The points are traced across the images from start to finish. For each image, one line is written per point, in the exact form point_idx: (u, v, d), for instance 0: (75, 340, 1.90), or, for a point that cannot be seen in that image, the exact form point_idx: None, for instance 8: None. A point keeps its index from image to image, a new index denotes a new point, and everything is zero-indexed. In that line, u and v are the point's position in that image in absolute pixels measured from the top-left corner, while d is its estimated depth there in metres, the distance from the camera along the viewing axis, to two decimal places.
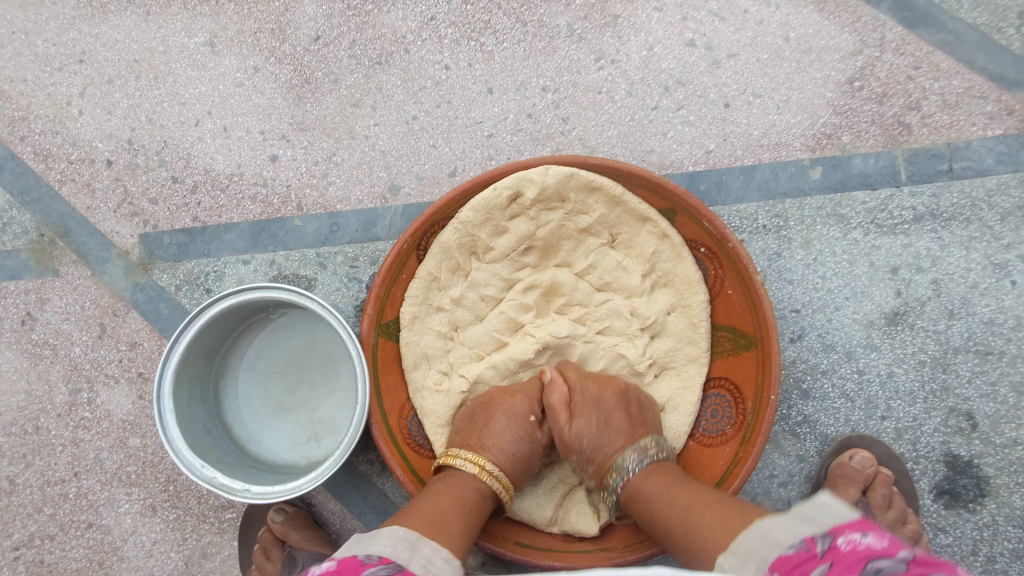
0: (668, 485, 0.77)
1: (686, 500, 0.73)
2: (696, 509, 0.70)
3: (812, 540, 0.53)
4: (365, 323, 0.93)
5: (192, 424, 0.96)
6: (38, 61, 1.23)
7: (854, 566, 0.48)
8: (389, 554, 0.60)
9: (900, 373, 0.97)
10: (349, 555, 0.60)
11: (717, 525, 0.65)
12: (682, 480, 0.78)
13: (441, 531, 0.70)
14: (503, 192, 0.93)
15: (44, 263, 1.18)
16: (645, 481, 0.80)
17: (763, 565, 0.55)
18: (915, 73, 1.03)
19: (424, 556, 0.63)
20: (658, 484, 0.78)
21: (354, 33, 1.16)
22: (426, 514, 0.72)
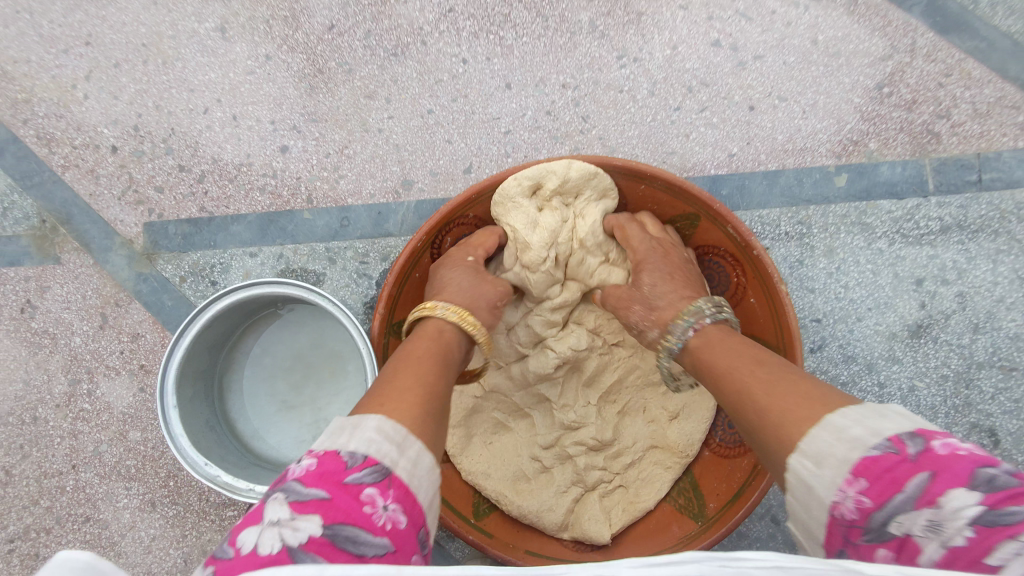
0: (734, 351, 0.67)
1: (751, 371, 0.62)
2: (757, 375, 0.61)
3: (900, 440, 0.47)
4: (376, 323, 0.90)
5: (195, 420, 0.94)
6: (43, 42, 1.20)
7: (961, 474, 0.43)
8: (375, 457, 0.49)
9: (922, 386, 0.95)
10: (329, 452, 0.48)
11: (794, 402, 0.55)
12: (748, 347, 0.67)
13: (411, 408, 0.56)
14: (525, 182, 0.89)
15: (44, 249, 1.15)
16: (717, 336, 0.71)
17: (845, 471, 0.48)
18: (946, 81, 1.00)
19: (410, 460, 0.51)
20: (722, 352, 0.68)
21: (369, 23, 1.13)
22: (394, 388, 0.58)
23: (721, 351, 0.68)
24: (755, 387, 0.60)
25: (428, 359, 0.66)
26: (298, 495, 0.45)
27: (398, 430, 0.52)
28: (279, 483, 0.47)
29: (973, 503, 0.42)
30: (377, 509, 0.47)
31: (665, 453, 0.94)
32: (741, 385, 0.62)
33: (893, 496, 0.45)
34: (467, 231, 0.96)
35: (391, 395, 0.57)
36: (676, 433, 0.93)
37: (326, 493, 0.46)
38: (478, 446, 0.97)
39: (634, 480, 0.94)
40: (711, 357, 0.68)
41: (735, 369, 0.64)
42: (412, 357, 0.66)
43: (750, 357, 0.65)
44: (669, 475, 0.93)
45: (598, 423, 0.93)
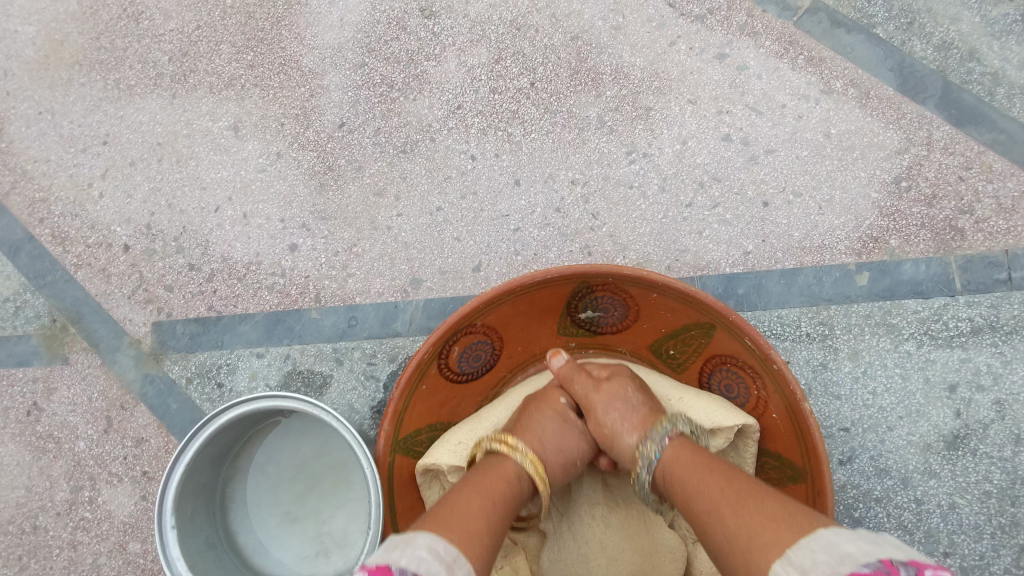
0: (697, 468, 0.69)
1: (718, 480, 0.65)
2: (715, 503, 0.63)
3: (892, 564, 0.47)
4: (381, 441, 0.87)
5: (194, 539, 0.91)
6: (62, 141, 1.22)
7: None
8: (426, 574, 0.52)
9: (963, 503, 0.89)
10: (381, 565, 0.52)
11: (761, 522, 0.57)
12: (716, 463, 0.69)
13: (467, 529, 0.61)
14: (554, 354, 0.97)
15: (54, 349, 1.15)
16: (684, 453, 0.72)
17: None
18: (966, 174, 0.98)
19: None
20: (687, 470, 0.70)
21: (379, 121, 1.14)
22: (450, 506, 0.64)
23: (680, 471, 0.70)
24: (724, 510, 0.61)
25: (504, 485, 0.72)
26: None
27: (448, 549, 0.57)
28: None
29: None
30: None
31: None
32: (708, 505, 0.63)
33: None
34: (475, 339, 0.93)
35: (451, 517, 0.62)
36: (699, 562, 0.85)
37: None
38: None
39: None
40: (674, 470, 0.71)
41: (704, 497, 0.65)
42: (485, 492, 0.69)
43: (710, 466, 0.68)
44: None
45: None
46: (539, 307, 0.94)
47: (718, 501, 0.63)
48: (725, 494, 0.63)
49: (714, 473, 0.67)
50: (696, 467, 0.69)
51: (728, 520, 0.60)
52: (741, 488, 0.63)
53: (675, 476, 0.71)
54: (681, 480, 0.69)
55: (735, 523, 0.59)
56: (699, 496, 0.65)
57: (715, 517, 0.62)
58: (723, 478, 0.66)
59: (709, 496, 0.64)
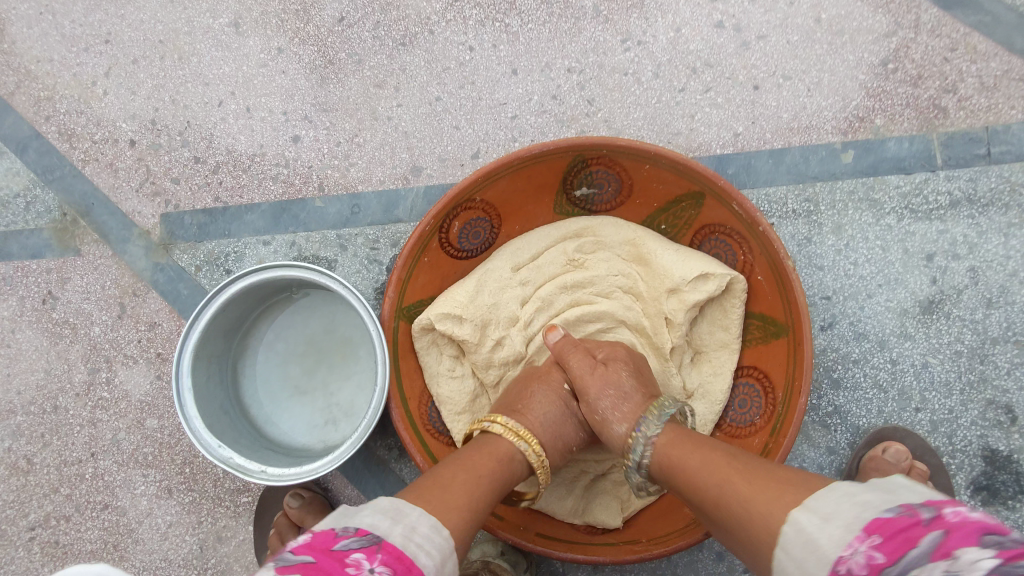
0: (693, 452, 0.69)
1: (724, 466, 0.64)
2: (722, 479, 0.63)
3: (912, 507, 0.48)
4: (386, 306, 0.92)
5: (209, 402, 0.96)
6: (64, 41, 1.24)
7: (973, 534, 0.44)
8: (365, 528, 0.54)
9: (935, 362, 0.95)
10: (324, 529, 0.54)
11: (767, 491, 0.58)
12: (711, 445, 0.69)
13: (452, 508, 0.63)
14: (552, 235, 0.99)
15: (65, 242, 1.18)
16: (678, 441, 0.72)
17: (855, 528, 0.49)
18: (952, 56, 1.01)
19: (404, 526, 0.56)
20: (685, 453, 0.70)
21: (377, 14, 1.16)
22: (441, 484, 0.66)
23: (679, 455, 0.70)
24: (733, 477, 0.62)
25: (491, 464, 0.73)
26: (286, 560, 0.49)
27: (400, 503, 0.59)
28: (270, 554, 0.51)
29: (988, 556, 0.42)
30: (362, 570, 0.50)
31: None
32: (715, 482, 0.63)
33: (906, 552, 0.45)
34: (474, 215, 0.97)
35: (427, 490, 0.65)
36: (685, 414, 0.94)
37: (313, 557, 0.50)
38: None
39: None
40: (674, 459, 0.70)
41: (713, 469, 0.65)
42: (469, 469, 0.71)
43: (704, 453, 0.68)
44: None
45: None
46: (535, 186, 0.98)
47: (733, 475, 0.62)
48: (727, 467, 0.64)
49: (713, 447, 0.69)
50: (690, 448, 0.70)
51: (740, 489, 0.60)
52: (746, 462, 0.64)
53: (674, 457, 0.71)
54: (684, 461, 0.69)
55: (743, 489, 0.60)
56: (702, 473, 0.65)
57: (732, 489, 0.61)
58: (726, 455, 0.66)
59: (716, 483, 0.63)
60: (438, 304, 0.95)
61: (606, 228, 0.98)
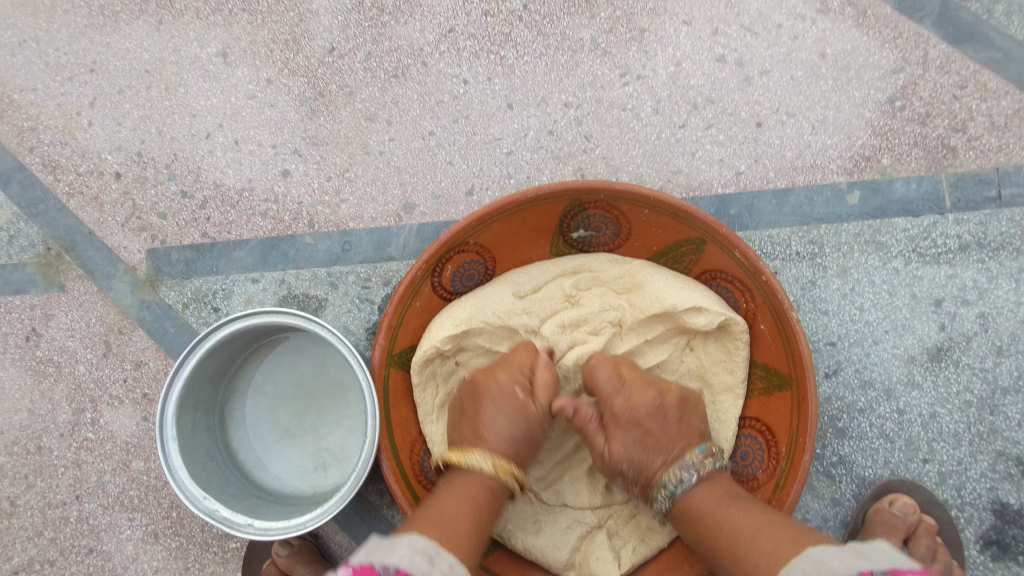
0: (729, 507, 0.77)
1: (751, 527, 0.73)
2: (750, 538, 0.71)
3: (882, 574, 0.57)
4: (377, 355, 0.88)
5: (195, 451, 0.93)
6: (49, 69, 1.20)
7: None
8: (406, 567, 0.62)
9: (943, 413, 0.92)
10: (364, 563, 0.61)
11: (780, 549, 0.67)
12: (743, 505, 0.77)
13: (453, 536, 0.72)
14: (549, 272, 0.96)
15: (49, 277, 1.15)
16: (712, 498, 0.80)
17: None
18: (961, 93, 0.97)
19: (441, 570, 0.65)
20: (717, 505, 0.78)
21: (369, 45, 1.13)
22: (439, 513, 0.75)
23: (711, 503, 0.79)
24: (744, 540, 0.72)
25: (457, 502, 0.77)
26: None
27: (426, 544, 0.67)
28: None
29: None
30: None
31: None
32: (738, 543, 0.72)
33: None
34: (468, 258, 0.94)
35: (432, 524, 0.73)
36: None
37: None
38: None
39: (648, 513, 0.90)
40: (702, 504, 0.79)
41: (734, 544, 0.73)
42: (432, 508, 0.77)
43: (734, 510, 0.76)
44: None
45: (610, 441, 0.91)
46: (531, 227, 0.94)
47: (754, 548, 0.70)
48: (756, 531, 0.72)
49: (736, 504, 0.78)
50: (720, 502, 0.78)
51: (756, 561, 0.69)
52: (753, 524, 0.73)
53: (703, 507, 0.79)
54: (715, 513, 0.77)
55: (758, 555, 0.69)
56: (733, 535, 0.73)
57: (749, 562, 0.70)
58: (756, 525, 0.73)
59: (737, 532, 0.73)
60: (431, 330, 0.93)
61: (603, 267, 0.95)
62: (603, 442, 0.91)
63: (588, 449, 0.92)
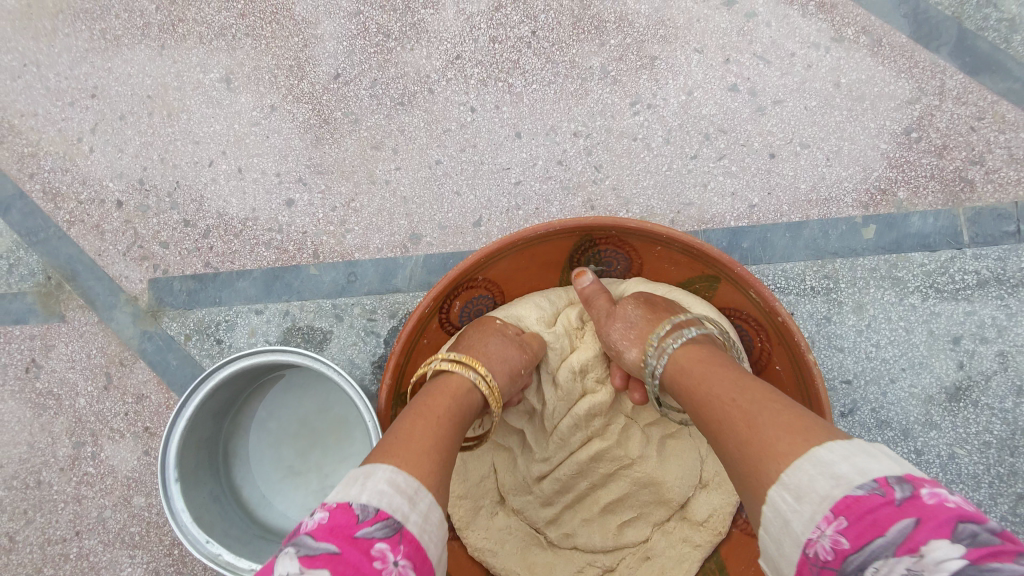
0: (719, 373, 0.67)
1: (737, 399, 0.61)
2: (742, 408, 0.60)
3: (888, 483, 0.46)
4: (383, 395, 0.86)
5: (198, 492, 0.91)
6: (49, 94, 1.19)
7: (944, 526, 0.42)
8: (386, 510, 0.52)
9: (963, 453, 0.90)
10: (340, 505, 0.52)
11: (776, 431, 0.55)
12: (728, 371, 0.66)
13: (420, 456, 0.60)
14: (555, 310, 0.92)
15: (49, 307, 1.13)
16: (689, 363, 0.72)
17: (824, 507, 0.47)
18: (979, 125, 0.96)
19: (421, 513, 0.54)
20: (706, 373, 0.68)
21: (375, 71, 1.11)
22: (403, 437, 0.62)
23: (697, 377, 0.69)
24: (733, 416, 0.60)
25: (451, 402, 0.72)
26: (310, 549, 0.48)
27: (409, 481, 0.55)
28: (293, 536, 0.50)
29: (956, 556, 0.40)
30: (387, 564, 0.49)
31: (694, 529, 0.88)
32: (723, 417, 0.61)
33: (872, 540, 0.44)
34: (476, 293, 0.92)
35: (400, 445, 0.61)
36: (697, 505, 0.89)
37: (336, 547, 0.48)
38: (488, 522, 0.90)
39: (660, 555, 0.88)
40: (691, 375, 0.70)
41: (719, 407, 0.62)
42: (428, 411, 0.68)
43: (730, 376, 0.65)
44: (699, 553, 0.87)
45: (622, 487, 0.88)
46: (540, 262, 0.92)
47: (736, 418, 0.59)
48: (740, 402, 0.61)
49: (724, 376, 0.65)
50: (705, 372, 0.68)
51: (740, 432, 0.58)
52: (752, 398, 0.60)
53: (690, 377, 0.70)
54: (700, 384, 0.67)
55: (744, 434, 0.58)
56: (720, 401, 0.63)
57: (732, 440, 0.59)
58: (753, 389, 0.62)
59: (726, 405, 0.62)
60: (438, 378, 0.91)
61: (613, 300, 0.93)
62: (615, 484, 0.89)
63: (599, 491, 0.89)
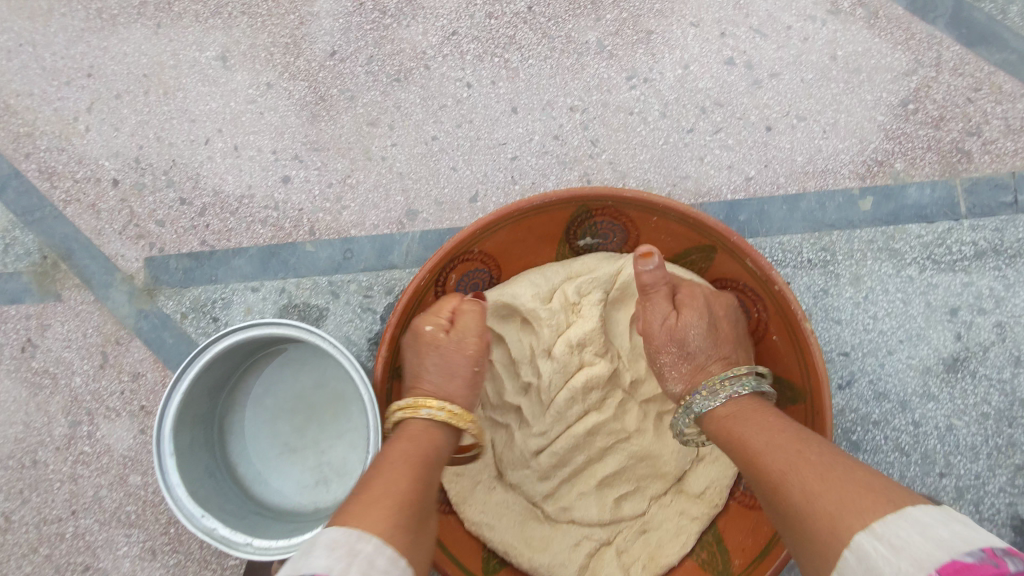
0: (775, 433, 0.68)
1: (809, 465, 0.62)
2: (789, 475, 0.62)
3: (999, 555, 0.45)
4: (379, 367, 0.85)
5: (194, 467, 0.91)
6: (45, 74, 1.18)
7: None
8: (324, 570, 0.52)
9: (960, 425, 0.90)
10: None
11: (848, 502, 0.56)
12: (785, 430, 0.68)
13: (374, 504, 0.62)
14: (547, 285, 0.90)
15: (46, 286, 1.13)
16: (743, 415, 0.73)
17: (927, 567, 0.47)
18: (976, 96, 0.95)
19: (363, 557, 0.55)
20: (755, 433, 0.69)
21: (371, 48, 1.10)
22: (363, 491, 0.65)
23: (753, 428, 0.70)
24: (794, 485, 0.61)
25: (411, 444, 0.74)
26: None
27: (348, 533, 0.57)
28: None
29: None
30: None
31: (691, 502, 0.88)
32: (776, 480, 0.63)
33: None
34: (473, 267, 0.92)
35: (367, 497, 0.64)
36: (694, 478, 0.89)
37: None
38: (486, 496, 0.91)
39: (657, 528, 0.88)
40: (741, 431, 0.71)
41: (777, 460, 0.65)
42: (401, 457, 0.71)
43: (792, 440, 0.66)
44: (696, 526, 0.87)
45: (621, 460, 0.88)
46: (537, 234, 0.92)
47: (804, 479, 0.61)
48: (805, 466, 0.62)
49: (773, 436, 0.68)
50: (764, 429, 0.70)
51: (804, 500, 0.59)
52: (813, 463, 0.62)
53: (739, 436, 0.71)
54: (755, 436, 0.69)
55: (807, 492, 0.60)
56: (772, 459, 0.65)
57: (794, 498, 0.61)
58: (801, 446, 0.65)
59: (788, 468, 0.63)
60: None
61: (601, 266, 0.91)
62: (613, 457, 0.88)
63: (597, 464, 0.89)
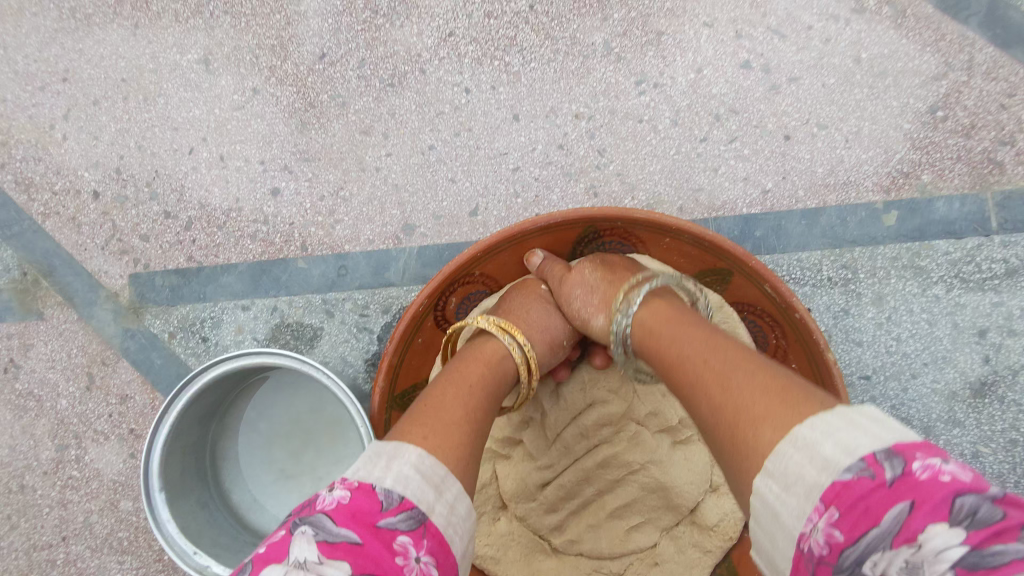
0: (686, 334, 0.63)
1: (717, 385, 0.54)
2: (701, 386, 0.56)
3: (876, 461, 0.40)
4: (376, 398, 0.81)
5: (185, 500, 0.86)
6: (18, 78, 1.12)
7: (941, 507, 0.36)
8: (411, 499, 0.47)
9: (987, 452, 0.86)
10: (363, 487, 0.47)
11: (756, 407, 0.49)
12: (692, 327, 0.64)
13: (448, 428, 0.56)
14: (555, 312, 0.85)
15: (27, 304, 1.08)
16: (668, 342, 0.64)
17: (813, 496, 0.42)
18: (1009, 102, 0.89)
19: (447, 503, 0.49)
20: (669, 330, 0.65)
21: (363, 50, 1.04)
22: (432, 404, 0.59)
23: (667, 329, 0.66)
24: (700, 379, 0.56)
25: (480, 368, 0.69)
26: (328, 534, 0.44)
27: (436, 467, 0.51)
28: (310, 512, 0.46)
29: (956, 543, 0.34)
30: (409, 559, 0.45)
31: (707, 535, 0.84)
32: (687, 385, 0.58)
33: (866, 529, 0.38)
34: (474, 289, 0.87)
35: (432, 418, 0.57)
36: (707, 510, 0.84)
37: (358, 535, 0.44)
38: (489, 529, 0.86)
39: (671, 562, 0.84)
40: (666, 338, 0.65)
41: (686, 366, 0.59)
42: (462, 379, 0.66)
43: (713, 340, 0.60)
44: (710, 559, 0.83)
45: (633, 491, 0.84)
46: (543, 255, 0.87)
47: (708, 387, 0.55)
48: (706, 363, 0.57)
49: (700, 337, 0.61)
50: (675, 330, 0.65)
51: (713, 402, 0.53)
52: (727, 361, 0.55)
53: (664, 337, 0.66)
54: (671, 333, 0.64)
55: (717, 408, 0.53)
56: (688, 364, 0.59)
57: (705, 400, 0.55)
58: (736, 351, 0.57)
59: (699, 365, 0.58)
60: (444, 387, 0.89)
61: None
62: (626, 490, 0.84)
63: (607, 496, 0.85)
